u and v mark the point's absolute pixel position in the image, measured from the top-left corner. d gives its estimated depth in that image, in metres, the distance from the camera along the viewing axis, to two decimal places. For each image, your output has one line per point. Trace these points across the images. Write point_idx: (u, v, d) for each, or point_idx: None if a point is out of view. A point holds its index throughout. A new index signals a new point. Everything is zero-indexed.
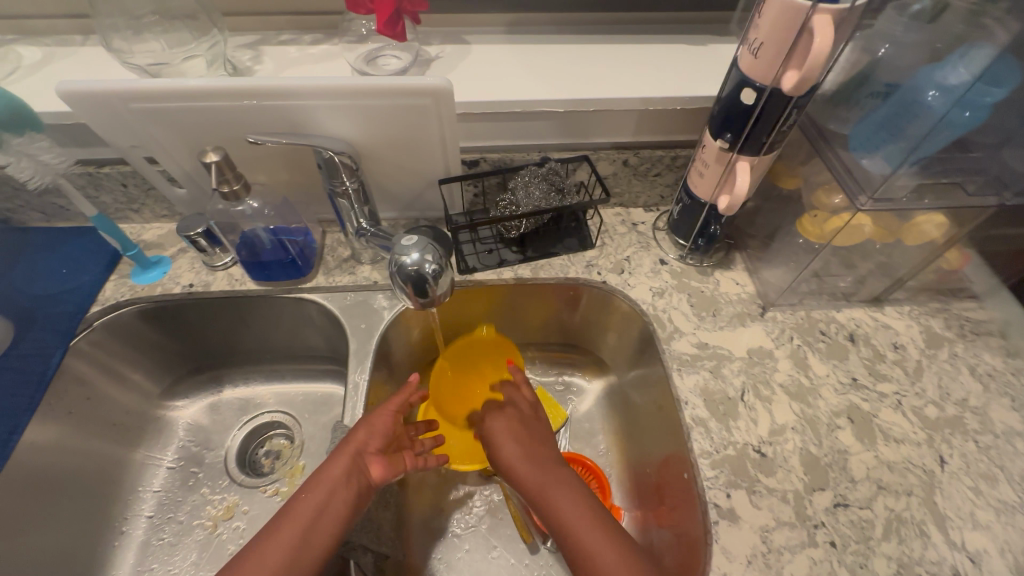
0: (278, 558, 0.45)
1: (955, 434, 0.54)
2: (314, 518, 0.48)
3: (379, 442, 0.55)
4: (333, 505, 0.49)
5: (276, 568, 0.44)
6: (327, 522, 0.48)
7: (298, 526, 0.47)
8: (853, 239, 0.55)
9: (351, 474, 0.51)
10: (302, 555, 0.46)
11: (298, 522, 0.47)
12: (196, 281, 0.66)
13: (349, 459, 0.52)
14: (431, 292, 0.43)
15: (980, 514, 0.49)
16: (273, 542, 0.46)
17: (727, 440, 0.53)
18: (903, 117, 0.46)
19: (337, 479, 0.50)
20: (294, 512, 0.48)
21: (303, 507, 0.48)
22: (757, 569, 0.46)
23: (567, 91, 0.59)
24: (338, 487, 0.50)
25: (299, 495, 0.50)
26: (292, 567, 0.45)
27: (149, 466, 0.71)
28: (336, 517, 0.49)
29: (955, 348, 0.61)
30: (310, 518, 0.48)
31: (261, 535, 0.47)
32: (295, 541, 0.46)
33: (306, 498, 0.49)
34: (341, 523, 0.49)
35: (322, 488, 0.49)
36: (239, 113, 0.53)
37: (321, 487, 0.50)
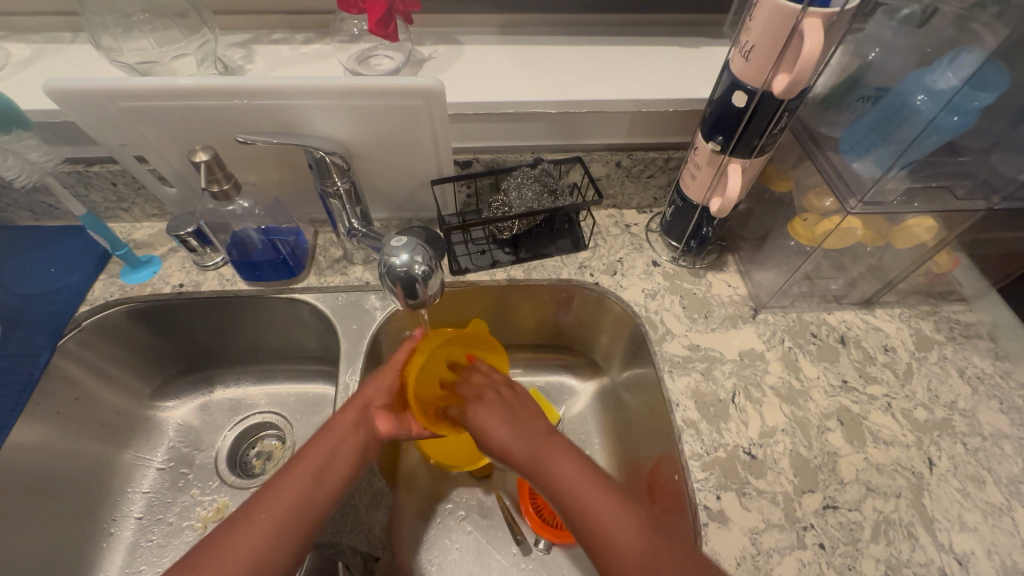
0: (292, 498, 0.46)
1: (944, 436, 0.55)
2: (326, 462, 0.49)
3: (386, 397, 0.56)
4: (343, 452, 0.50)
5: (286, 509, 0.45)
6: (340, 465, 0.49)
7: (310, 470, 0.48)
8: (844, 241, 0.55)
9: (359, 424, 0.53)
10: (314, 498, 0.46)
11: (309, 466, 0.48)
12: (186, 281, 0.65)
13: (357, 411, 0.53)
14: (421, 293, 0.42)
15: (968, 516, 0.50)
16: (285, 484, 0.46)
17: (718, 442, 0.53)
18: (892, 121, 0.46)
19: (346, 426, 0.52)
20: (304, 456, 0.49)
21: (313, 453, 0.49)
22: (747, 571, 0.46)
23: (560, 92, 0.59)
24: (347, 436, 0.51)
25: (308, 442, 0.50)
26: (298, 505, 0.45)
27: (139, 467, 0.70)
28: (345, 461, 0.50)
29: (944, 351, 0.61)
30: (320, 464, 0.48)
31: (273, 480, 0.47)
32: (306, 484, 0.47)
33: (317, 444, 0.50)
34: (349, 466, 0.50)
35: (329, 438, 0.50)
36: (229, 113, 0.52)
37: (329, 435, 0.51)
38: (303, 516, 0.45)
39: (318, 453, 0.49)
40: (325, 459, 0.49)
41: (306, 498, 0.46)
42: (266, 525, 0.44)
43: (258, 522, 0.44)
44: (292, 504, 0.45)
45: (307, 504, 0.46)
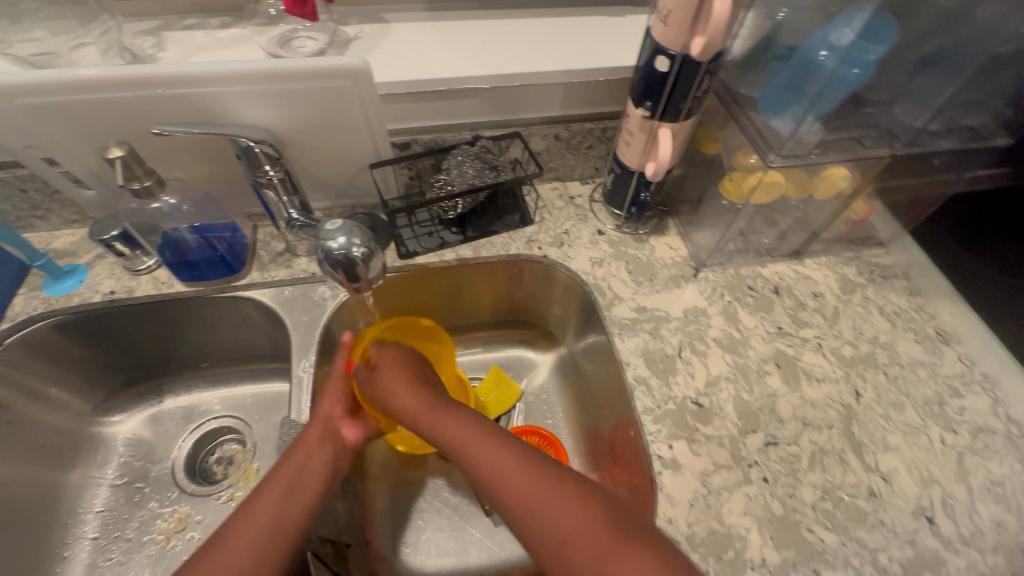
0: (264, 521, 0.45)
1: (868, 369, 0.59)
2: (297, 479, 0.48)
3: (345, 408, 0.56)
4: (313, 470, 0.49)
5: (259, 531, 0.44)
6: (313, 480, 0.49)
7: (273, 498, 0.46)
8: (769, 197, 0.58)
9: (326, 438, 0.52)
10: (285, 516, 0.45)
11: (278, 485, 0.47)
12: (118, 288, 0.62)
13: (320, 424, 0.53)
14: (362, 275, 0.43)
15: (890, 437, 0.55)
16: (255, 507, 0.45)
17: (667, 395, 0.56)
18: (803, 77, 0.49)
19: (308, 443, 0.51)
20: (273, 478, 0.48)
21: (281, 476, 0.48)
22: (699, 511, 0.49)
23: (492, 67, 0.59)
24: (314, 456, 0.50)
25: (275, 464, 0.49)
26: (277, 526, 0.45)
27: (89, 487, 0.67)
28: (318, 477, 0.49)
29: (866, 292, 0.66)
30: (292, 481, 0.48)
31: (242, 510, 0.46)
32: (278, 505, 0.46)
33: (283, 467, 0.49)
34: (320, 484, 0.49)
35: (295, 460, 0.49)
36: (142, 105, 0.49)
37: (295, 456, 0.49)
38: (278, 537, 0.44)
39: (287, 469, 0.48)
40: (296, 477, 0.48)
41: (278, 520, 0.45)
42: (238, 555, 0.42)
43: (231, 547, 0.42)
44: (266, 528, 0.44)
45: (279, 525, 0.45)
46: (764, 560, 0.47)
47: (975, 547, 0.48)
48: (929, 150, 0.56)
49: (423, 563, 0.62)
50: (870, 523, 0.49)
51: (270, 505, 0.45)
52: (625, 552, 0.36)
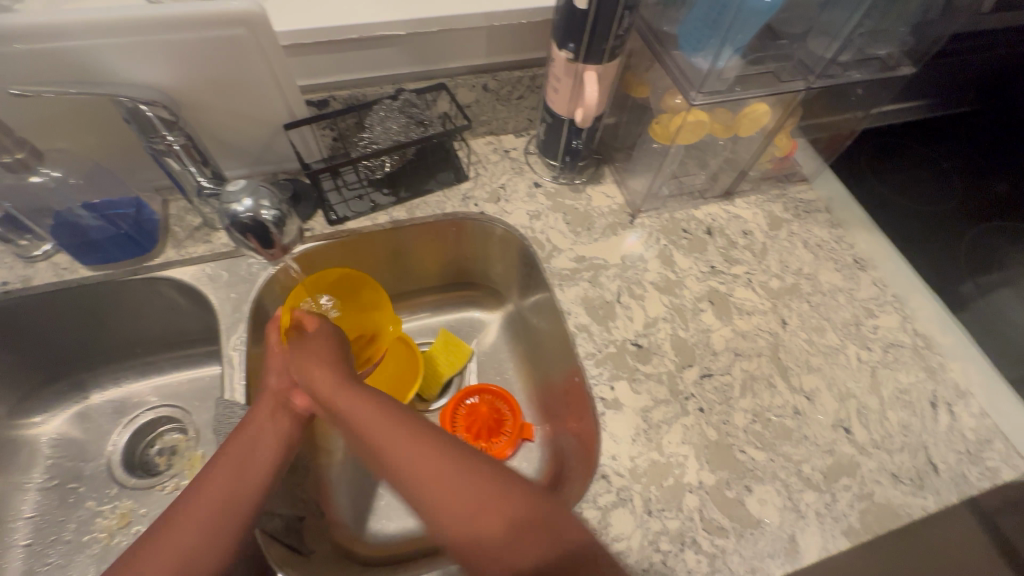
0: (217, 498, 0.43)
1: (794, 299, 0.63)
2: (250, 452, 0.47)
3: (293, 380, 0.54)
4: (265, 445, 0.48)
5: (211, 508, 0.42)
6: (266, 452, 0.48)
7: (221, 477, 0.44)
8: (694, 137, 0.58)
9: (277, 411, 0.51)
10: (238, 494, 0.44)
11: (230, 460, 0.46)
12: (12, 277, 0.56)
13: (269, 399, 0.51)
14: (276, 240, 0.40)
15: (813, 359, 0.58)
16: (206, 484, 0.44)
17: (608, 339, 0.57)
18: (719, 10, 0.48)
19: (259, 420, 0.49)
20: (223, 455, 0.46)
21: (229, 455, 0.46)
22: (641, 444, 0.51)
23: (406, 10, 0.54)
24: (265, 431, 0.49)
25: (224, 441, 0.48)
26: (232, 501, 0.43)
27: (14, 493, 0.62)
28: (272, 449, 0.48)
29: (792, 227, 0.69)
30: (242, 457, 0.46)
31: (188, 492, 0.44)
32: (229, 480, 0.44)
33: (232, 445, 0.47)
34: (275, 457, 0.48)
35: (245, 437, 0.47)
36: (1, 63, 0.43)
37: (244, 433, 0.48)
38: (235, 511, 0.43)
39: (237, 444, 0.47)
40: (248, 453, 0.47)
41: (232, 498, 0.43)
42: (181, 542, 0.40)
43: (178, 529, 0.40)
44: (218, 505, 0.42)
45: (229, 501, 0.43)
46: (701, 482, 0.50)
47: (885, 449, 0.53)
48: (841, 82, 0.58)
49: (385, 527, 0.62)
50: (795, 438, 0.53)
51: (222, 482, 0.44)
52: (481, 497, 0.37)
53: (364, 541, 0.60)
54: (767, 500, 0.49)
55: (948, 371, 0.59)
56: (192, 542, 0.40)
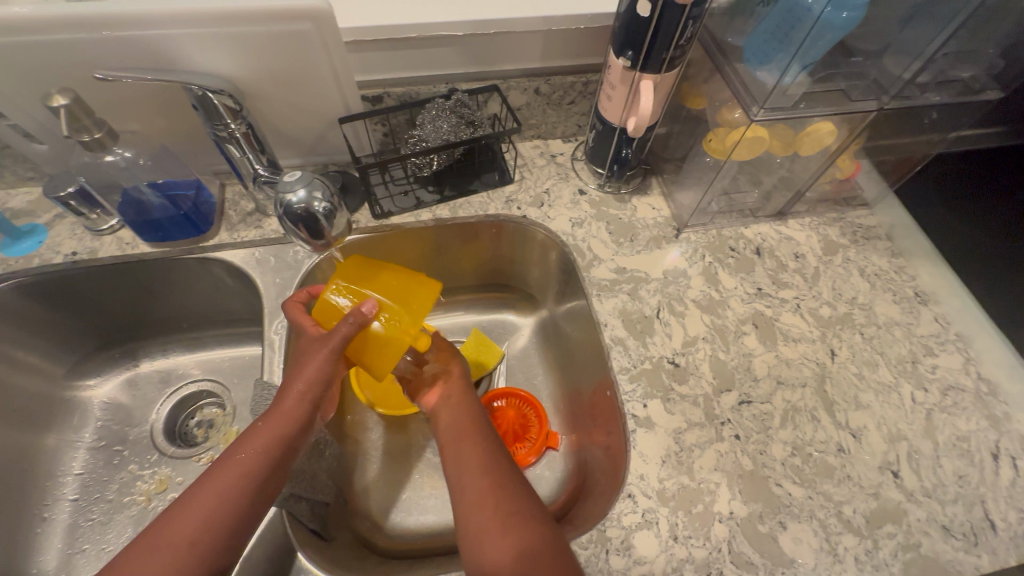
0: (213, 510, 0.40)
1: (845, 329, 0.59)
2: (260, 466, 0.43)
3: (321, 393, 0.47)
4: (277, 459, 0.44)
5: (202, 525, 0.40)
6: (284, 456, 0.45)
7: (216, 493, 0.41)
8: (752, 153, 0.56)
9: (300, 419, 0.47)
10: (241, 505, 0.42)
11: (234, 471, 0.43)
12: (81, 248, 0.60)
13: (294, 406, 0.46)
14: (326, 232, 0.41)
15: (862, 395, 0.55)
16: (201, 493, 0.41)
17: (644, 354, 0.56)
18: (790, 23, 0.47)
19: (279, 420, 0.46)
20: (227, 462, 0.43)
21: (238, 461, 0.43)
22: (671, 467, 0.50)
23: (466, 12, 0.55)
24: (278, 443, 0.45)
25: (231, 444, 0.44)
26: (230, 519, 0.41)
27: (66, 449, 0.67)
28: (285, 464, 0.45)
29: (848, 253, 0.66)
30: (249, 468, 0.43)
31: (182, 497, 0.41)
32: (230, 493, 0.42)
33: (242, 451, 0.44)
34: (277, 465, 0.44)
35: (257, 443, 0.44)
36: (87, 49, 0.46)
37: (255, 439, 0.44)
38: (231, 528, 0.41)
39: (247, 454, 0.43)
40: (256, 462, 0.43)
41: (225, 511, 0.41)
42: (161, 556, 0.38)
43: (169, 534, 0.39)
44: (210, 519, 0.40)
45: (227, 521, 0.41)
46: (731, 513, 0.48)
47: (936, 499, 0.50)
48: (917, 104, 0.54)
49: (403, 520, 0.62)
50: (837, 477, 0.50)
51: (222, 493, 0.41)
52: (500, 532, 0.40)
53: (383, 533, 0.61)
54: (801, 540, 0.47)
55: (1014, 422, 0.54)
56: (181, 561, 0.38)
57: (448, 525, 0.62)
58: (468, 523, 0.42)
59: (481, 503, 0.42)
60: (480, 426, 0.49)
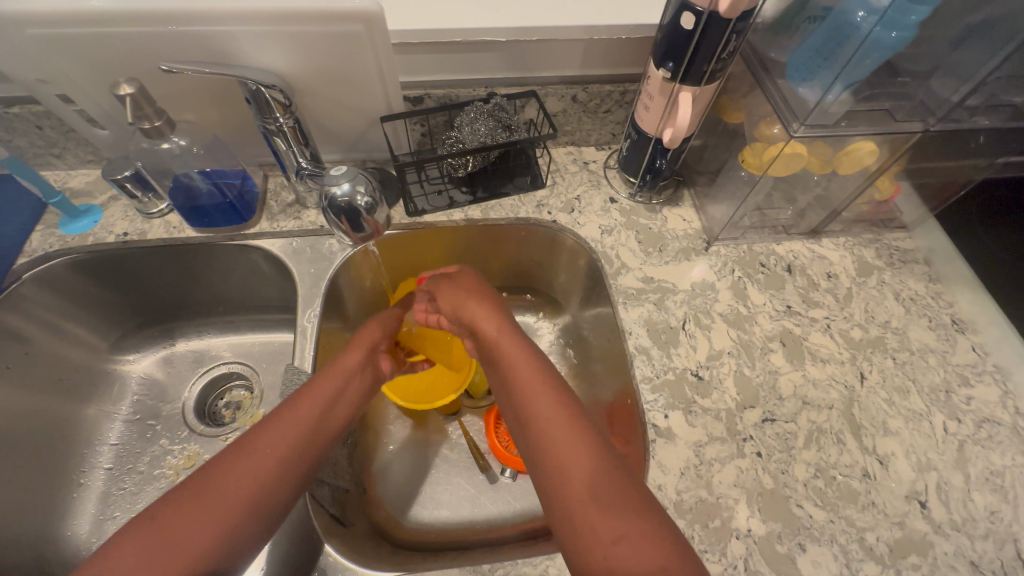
0: (296, 428, 0.44)
1: (876, 352, 0.58)
2: (336, 397, 0.49)
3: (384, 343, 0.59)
4: (349, 392, 0.50)
5: (289, 438, 0.43)
6: (342, 410, 0.49)
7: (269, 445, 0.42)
8: (790, 168, 0.56)
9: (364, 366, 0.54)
10: (307, 439, 0.44)
11: (311, 399, 0.47)
12: (131, 230, 0.63)
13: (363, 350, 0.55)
14: (366, 224, 0.42)
15: (892, 421, 0.54)
16: (289, 413, 0.45)
17: (667, 365, 0.56)
18: (836, 40, 0.47)
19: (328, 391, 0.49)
20: (308, 393, 0.47)
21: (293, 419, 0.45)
22: (690, 479, 0.50)
23: (510, 18, 0.56)
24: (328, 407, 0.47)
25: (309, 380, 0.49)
26: (309, 441, 0.44)
27: (103, 420, 0.70)
28: (355, 397, 0.51)
29: (883, 276, 0.64)
30: (327, 398, 0.48)
31: (229, 449, 0.41)
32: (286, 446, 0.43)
33: (295, 409, 0.45)
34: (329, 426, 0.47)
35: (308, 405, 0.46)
36: (153, 42, 0.48)
37: (305, 405, 0.46)
38: (308, 447, 0.44)
39: (324, 387, 0.49)
40: (332, 391, 0.49)
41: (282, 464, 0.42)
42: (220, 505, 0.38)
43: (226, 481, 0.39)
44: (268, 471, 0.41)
45: (305, 441, 0.44)
46: (750, 530, 0.47)
47: (964, 533, 0.48)
48: (965, 127, 0.53)
49: (417, 513, 0.63)
50: (860, 503, 0.49)
51: (295, 419, 0.44)
52: (610, 508, 0.35)
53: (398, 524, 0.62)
54: (820, 563, 0.46)
55: None
56: (272, 467, 0.41)
57: (461, 521, 0.63)
58: (567, 478, 0.38)
59: (580, 458, 0.38)
60: (552, 372, 0.46)
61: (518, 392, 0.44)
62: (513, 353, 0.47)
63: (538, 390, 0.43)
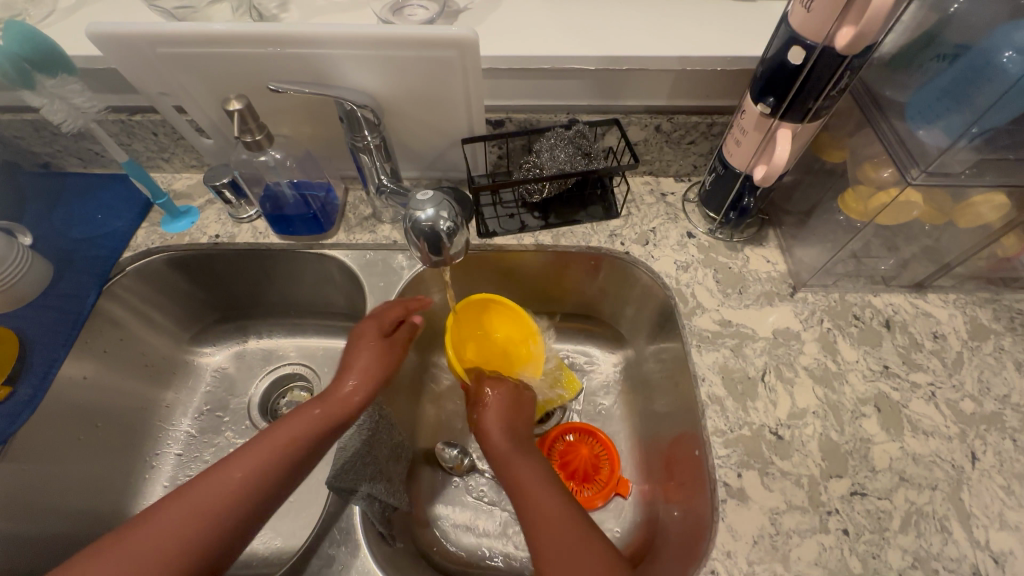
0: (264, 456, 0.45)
1: (991, 431, 0.51)
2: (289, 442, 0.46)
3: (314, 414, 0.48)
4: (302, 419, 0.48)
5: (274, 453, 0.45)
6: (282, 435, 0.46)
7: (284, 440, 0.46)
8: (897, 217, 0.52)
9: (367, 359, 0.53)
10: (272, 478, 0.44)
11: (278, 443, 0.46)
12: (222, 233, 0.67)
13: (355, 390, 0.51)
14: (445, 249, 0.45)
15: (1009, 514, 0.47)
16: (247, 451, 0.44)
17: (743, 420, 0.52)
18: (973, 81, 0.42)
19: None
20: (279, 427, 0.47)
21: (305, 417, 0.48)
22: (764, 550, 0.45)
23: (600, 47, 0.55)
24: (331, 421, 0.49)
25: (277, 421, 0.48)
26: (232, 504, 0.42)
27: (178, 407, 0.72)
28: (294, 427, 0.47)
29: (1002, 342, 0.57)
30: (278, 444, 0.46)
31: (220, 463, 0.44)
32: (246, 473, 0.43)
33: (290, 424, 0.47)
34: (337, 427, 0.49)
35: (317, 415, 0.48)
36: (264, 62, 0.52)
37: (310, 415, 0.48)
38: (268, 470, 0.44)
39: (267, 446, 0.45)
40: (275, 457, 0.45)
41: (281, 459, 0.45)
42: (216, 499, 0.41)
43: (176, 520, 0.40)
44: (264, 465, 0.44)
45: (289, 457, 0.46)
46: None
47: None
48: None
49: (460, 537, 0.62)
50: None
51: (265, 451, 0.45)
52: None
53: (441, 547, 0.61)
54: None
55: None
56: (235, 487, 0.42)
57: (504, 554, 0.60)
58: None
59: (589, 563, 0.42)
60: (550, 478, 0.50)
61: (531, 508, 0.47)
62: (528, 467, 0.51)
63: (562, 513, 0.46)
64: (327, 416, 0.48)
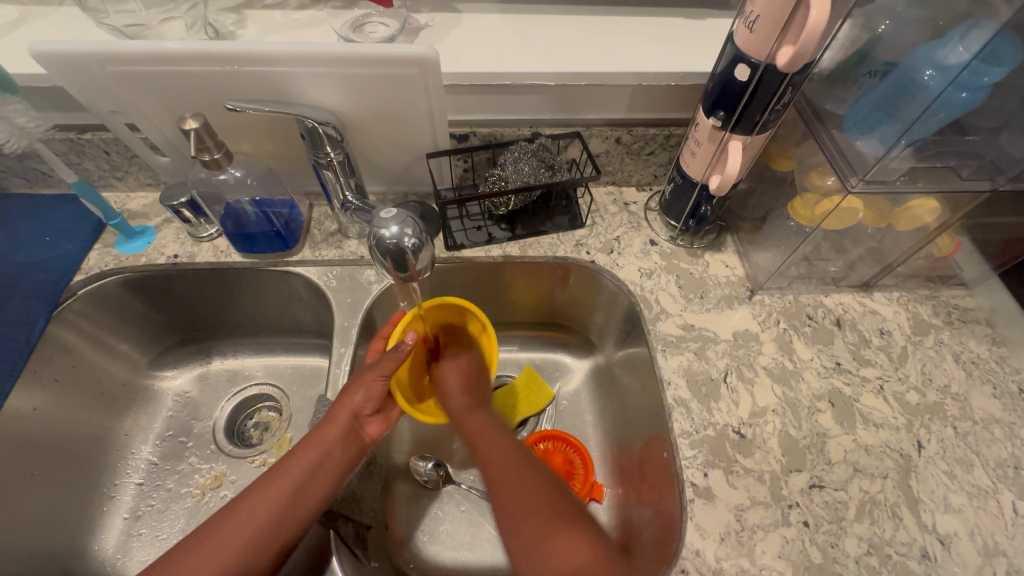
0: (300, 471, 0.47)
1: (934, 420, 0.55)
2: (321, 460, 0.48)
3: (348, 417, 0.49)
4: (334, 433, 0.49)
5: (310, 469, 0.47)
6: (325, 437, 0.49)
7: (295, 470, 0.47)
8: (841, 222, 0.55)
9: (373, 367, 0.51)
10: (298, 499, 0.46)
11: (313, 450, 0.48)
12: (181, 252, 0.65)
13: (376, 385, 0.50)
14: (411, 265, 0.45)
15: (952, 498, 0.50)
16: (297, 455, 0.48)
17: (708, 421, 0.54)
18: (900, 97, 0.46)
19: None
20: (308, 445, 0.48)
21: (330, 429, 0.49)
22: (731, 546, 0.47)
23: (558, 63, 0.57)
24: (333, 446, 0.49)
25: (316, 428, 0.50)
26: (272, 525, 0.44)
27: (137, 434, 0.69)
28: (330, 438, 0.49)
29: (941, 336, 0.61)
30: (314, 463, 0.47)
31: (237, 498, 0.46)
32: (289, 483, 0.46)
33: (297, 456, 0.48)
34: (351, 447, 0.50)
35: (318, 442, 0.48)
36: (220, 79, 0.51)
37: (308, 445, 0.48)
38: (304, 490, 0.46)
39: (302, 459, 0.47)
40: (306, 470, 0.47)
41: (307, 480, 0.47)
42: (258, 508, 0.44)
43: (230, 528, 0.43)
44: (295, 481, 0.46)
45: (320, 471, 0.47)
46: None
47: None
48: None
49: (438, 552, 0.62)
50: None
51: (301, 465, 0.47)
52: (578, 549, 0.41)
53: (417, 563, 0.60)
54: None
55: None
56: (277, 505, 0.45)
57: (481, 565, 0.61)
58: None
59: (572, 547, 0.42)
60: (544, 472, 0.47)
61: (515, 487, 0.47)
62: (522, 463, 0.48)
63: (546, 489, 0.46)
64: (325, 449, 0.48)
